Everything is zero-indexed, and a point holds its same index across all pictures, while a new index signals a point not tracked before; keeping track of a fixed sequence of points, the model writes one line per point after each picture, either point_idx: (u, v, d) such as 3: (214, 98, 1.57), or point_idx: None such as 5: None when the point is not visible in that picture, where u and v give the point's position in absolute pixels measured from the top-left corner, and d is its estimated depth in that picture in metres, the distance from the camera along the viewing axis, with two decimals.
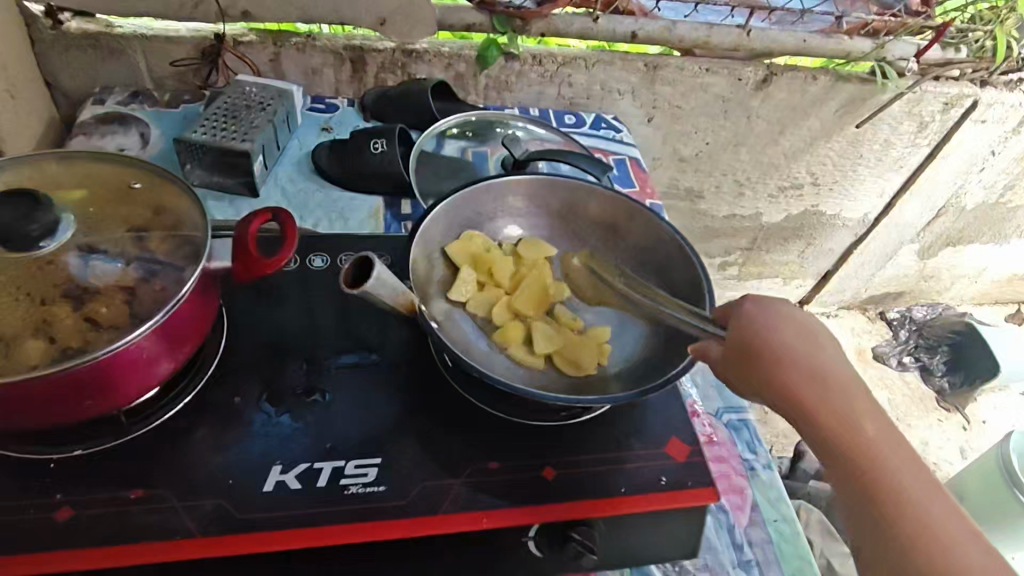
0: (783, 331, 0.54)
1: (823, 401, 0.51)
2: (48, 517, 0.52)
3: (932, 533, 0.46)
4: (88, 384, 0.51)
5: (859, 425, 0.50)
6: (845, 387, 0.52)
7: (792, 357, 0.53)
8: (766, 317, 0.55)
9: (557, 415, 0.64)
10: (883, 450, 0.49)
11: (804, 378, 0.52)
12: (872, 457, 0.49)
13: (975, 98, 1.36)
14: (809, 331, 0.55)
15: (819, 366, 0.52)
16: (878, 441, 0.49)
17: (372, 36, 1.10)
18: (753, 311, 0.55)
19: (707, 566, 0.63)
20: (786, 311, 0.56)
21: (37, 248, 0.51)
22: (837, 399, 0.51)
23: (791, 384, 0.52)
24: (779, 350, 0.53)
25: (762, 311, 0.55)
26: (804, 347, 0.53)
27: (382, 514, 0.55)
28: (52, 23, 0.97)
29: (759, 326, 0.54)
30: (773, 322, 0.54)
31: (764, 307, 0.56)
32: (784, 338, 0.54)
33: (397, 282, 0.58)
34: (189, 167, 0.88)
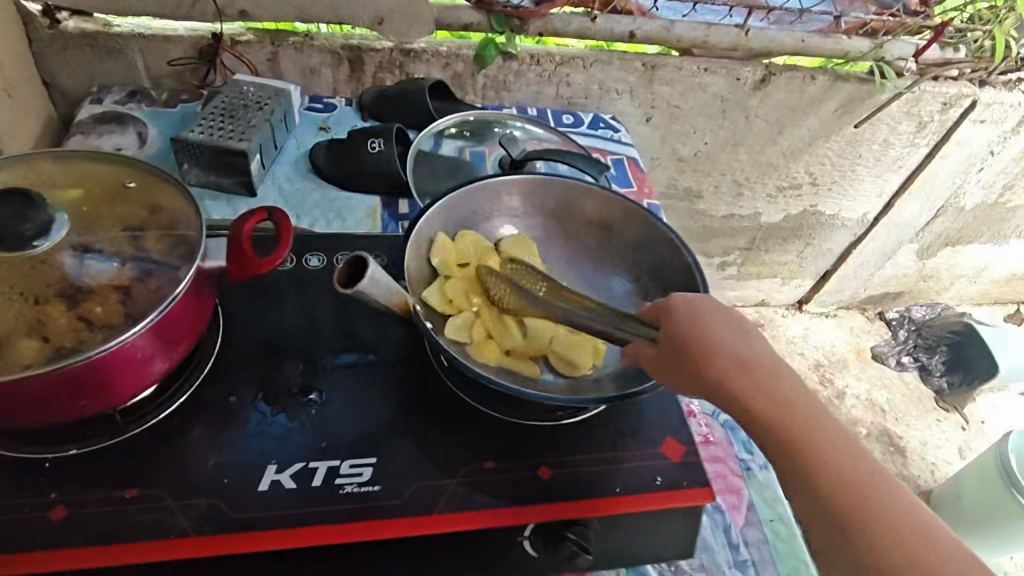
0: (712, 328, 0.56)
1: (756, 395, 0.53)
2: (43, 516, 0.52)
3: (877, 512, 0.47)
4: (82, 384, 0.51)
5: (794, 414, 0.52)
6: (774, 379, 0.54)
7: (723, 351, 0.54)
8: (697, 314, 0.56)
9: (552, 415, 0.64)
10: (842, 463, 0.50)
11: (737, 371, 0.54)
12: (808, 443, 0.51)
13: (974, 98, 1.35)
14: (736, 327, 0.57)
15: (745, 359, 0.55)
16: (813, 427, 0.51)
17: (370, 35, 1.10)
18: (683, 309, 0.57)
19: (703, 566, 0.63)
20: (711, 307, 0.57)
21: (31, 247, 0.51)
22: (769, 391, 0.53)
23: (727, 378, 0.53)
24: (709, 345, 0.54)
25: (690, 309, 0.57)
26: (736, 342, 0.55)
27: (377, 514, 0.55)
28: (50, 22, 0.96)
29: (692, 323, 0.56)
30: (704, 318, 0.56)
31: (691, 305, 0.57)
32: (714, 333, 0.55)
33: (390, 282, 0.59)
34: (186, 166, 0.88)
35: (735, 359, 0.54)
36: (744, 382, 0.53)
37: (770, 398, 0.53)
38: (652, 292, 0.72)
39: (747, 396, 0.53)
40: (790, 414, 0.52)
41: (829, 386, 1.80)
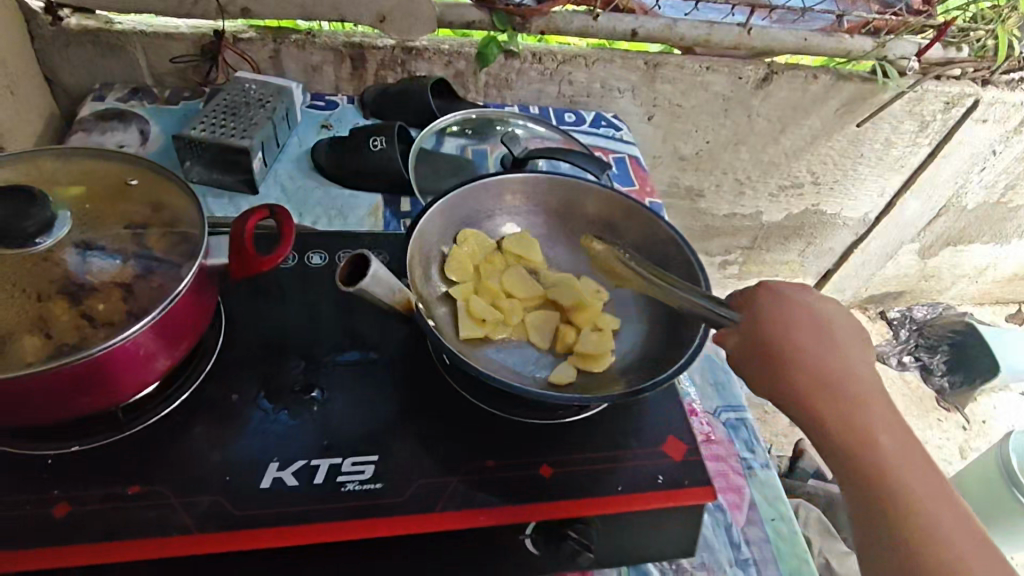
0: (798, 325, 0.60)
1: (827, 394, 0.57)
2: (45, 513, 0.52)
3: (918, 517, 0.52)
4: (86, 381, 0.51)
5: (865, 423, 0.55)
6: (854, 382, 0.57)
7: (805, 351, 0.58)
8: (784, 309, 0.60)
9: (554, 414, 0.64)
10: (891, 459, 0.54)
11: (814, 373, 0.58)
12: (870, 442, 0.55)
13: (976, 97, 1.35)
14: (823, 328, 0.60)
15: (828, 361, 0.58)
16: (881, 435, 0.55)
17: (372, 33, 1.10)
18: (768, 301, 0.61)
19: (705, 564, 0.63)
20: (799, 303, 0.61)
21: (33, 244, 0.51)
22: (842, 392, 0.57)
23: (802, 376, 0.57)
24: (789, 343, 0.58)
25: (780, 303, 0.61)
26: (817, 349, 0.59)
27: (378, 512, 0.55)
28: (52, 19, 0.97)
29: (775, 324, 0.59)
30: (788, 314, 0.60)
31: (783, 299, 0.61)
32: (798, 333, 0.59)
33: (392, 280, 0.59)
34: (189, 163, 0.88)
35: (815, 360, 0.58)
36: (819, 383, 0.57)
37: (842, 400, 0.56)
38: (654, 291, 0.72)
39: (818, 396, 0.57)
40: (859, 415, 0.56)
41: None
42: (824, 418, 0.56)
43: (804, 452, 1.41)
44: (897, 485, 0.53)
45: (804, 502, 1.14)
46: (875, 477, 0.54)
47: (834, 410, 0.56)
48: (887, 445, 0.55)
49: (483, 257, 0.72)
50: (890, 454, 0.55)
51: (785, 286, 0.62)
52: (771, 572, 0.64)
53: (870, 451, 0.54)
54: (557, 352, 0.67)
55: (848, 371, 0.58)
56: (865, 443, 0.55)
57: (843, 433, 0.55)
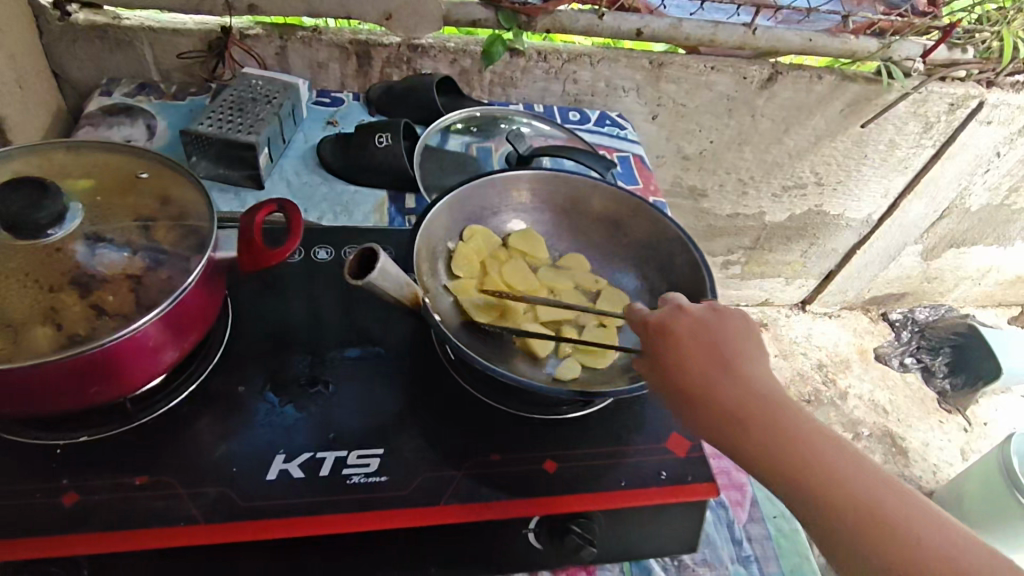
0: (695, 359, 0.51)
1: (750, 425, 0.48)
2: (54, 502, 0.52)
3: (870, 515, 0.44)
4: (94, 371, 0.51)
5: (795, 438, 0.47)
6: (776, 404, 0.49)
7: (712, 387, 0.50)
8: (680, 341, 0.52)
9: (559, 409, 0.64)
10: (823, 456, 0.47)
11: (728, 409, 0.49)
12: (813, 456, 0.47)
13: (981, 99, 1.36)
14: (723, 350, 0.52)
15: (742, 389, 0.50)
16: (812, 453, 0.47)
17: (378, 31, 1.10)
18: (656, 337, 0.53)
19: (706, 560, 0.64)
20: (693, 330, 0.53)
21: (45, 235, 0.51)
22: (767, 421, 0.48)
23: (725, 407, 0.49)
24: (698, 380, 0.50)
25: (671, 337, 0.52)
26: (714, 365, 0.51)
27: (381, 505, 0.55)
28: (60, 14, 0.97)
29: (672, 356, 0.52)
30: (688, 350, 0.51)
31: (672, 330, 0.53)
32: (699, 370, 0.51)
33: (400, 274, 0.58)
34: (195, 159, 0.88)
35: (728, 396, 0.50)
36: (736, 421, 0.49)
37: (767, 426, 0.48)
38: (659, 288, 0.72)
39: (746, 435, 0.48)
40: (793, 440, 0.47)
41: (830, 386, 1.80)
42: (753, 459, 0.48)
43: None
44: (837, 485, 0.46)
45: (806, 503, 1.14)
46: (831, 509, 0.45)
47: (763, 444, 0.48)
48: (831, 465, 0.46)
49: (489, 252, 0.72)
50: (831, 464, 0.46)
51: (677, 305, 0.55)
52: (772, 569, 0.64)
53: (804, 469, 0.46)
54: (558, 355, 0.67)
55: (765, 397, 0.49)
56: (805, 462, 0.46)
57: (783, 467, 0.47)
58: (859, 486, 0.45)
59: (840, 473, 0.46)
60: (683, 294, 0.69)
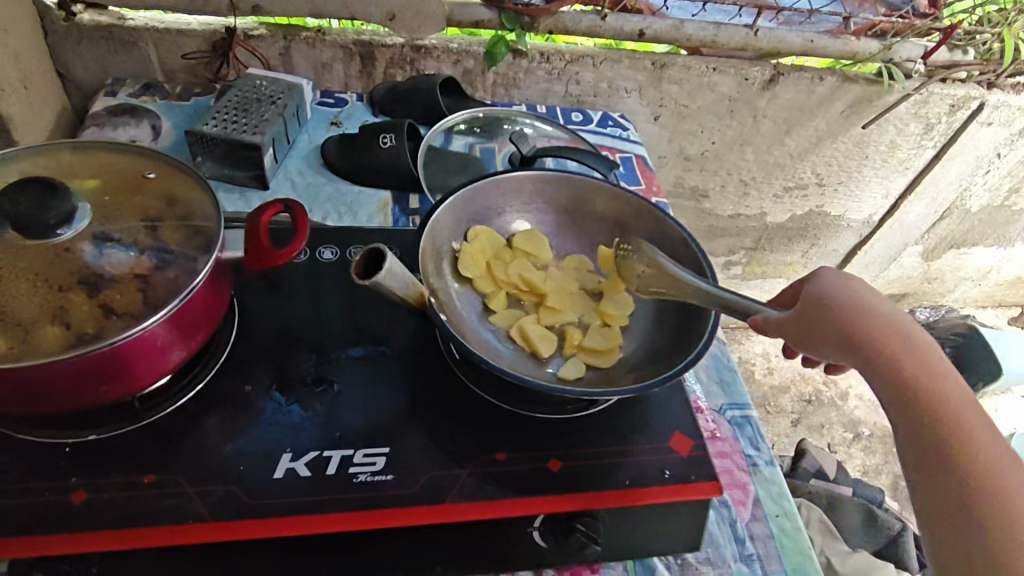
0: (876, 304, 0.57)
1: (892, 349, 0.54)
2: (63, 500, 0.53)
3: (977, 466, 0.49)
4: (103, 370, 0.52)
5: (940, 386, 0.52)
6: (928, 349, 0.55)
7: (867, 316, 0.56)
8: (853, 285, 0.59)
9: (563, 408, 0.65)
10: (951, 408, 0.51)
11: (878, 335, 0.55)
12: (942, 402, 0.52)
13: (982, 100, 1.36)
14: (895, 305, 0.58)
15: (892, 323, 0.56)
16: (959, 401, 0.52)
17: (381, 32, 1.10)
18: (832, 276, 0.59)
19: (709, 559, 0.64)
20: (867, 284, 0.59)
21: (54, 234, 0.52)
22: (915, 356, 0.54)
23: (865, 339, 0.55)
24: (857, 312, 0.56)
25: (846, 280, 0.59)
26: (888, 314, 0.56)
27: (388, 503, 0.56)
28: (65, 14, 0.98)
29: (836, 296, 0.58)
30: (856, 290, 0.58)
31: (849, 278, 0.59)
32: (862, 309, 0.56)
33: (407, 274, 0.59)
34: (200, 159, 0.89)
35: (883, 327, 0.56)
36: (886, 344, 0.55)
37: (909, 356, 0.54)
38: None
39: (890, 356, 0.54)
40: (929, 387, 0.52)
41: (831, 386, 1.81)
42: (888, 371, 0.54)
43: (806, 452, 1.39)
44: (956, 432, 0.50)
45: (806, 501, 1.14)
46: (942, 439, 0.50)
47: (908, 374, 0.53)
48: (957, 404, 0.51)
49: (494, 254, 0.72)
50: (960, 417, 0.51)
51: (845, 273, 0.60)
52: (775, 568, 0.65)
53: (934, 406, 0.52)
54: (563, 353, 0.66)
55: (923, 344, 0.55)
56: (935, 402, 0.52)
57: (918, 396, 0.52)
58: (980, 428, 0.50)
59: (962, 419, 0.51)
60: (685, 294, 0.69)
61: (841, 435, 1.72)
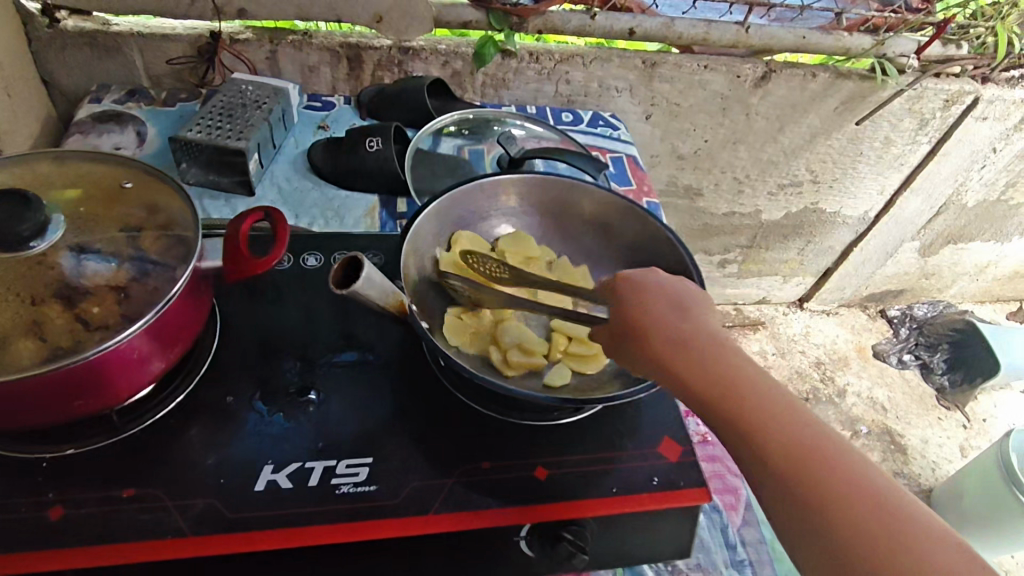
0: (660, 311, 0.53)
1: (687, 360, 0.50)
2: (41, 516, 0.52)
3: (812, 474, 0.43)
4: (79, 384, 0.51)
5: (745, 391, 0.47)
6: (726, 344, 0.51)
7: (663, 326, 0.52)
8: (645, 291, 0.55)
9: (549, 415, 0.64)
10: (766, 412, 0.46)
11: (677, 343, 0.51)
12: (756, 410, 0.46)
13: (976, 95, 1.35)
14: (681, 301, 0.54)
15: (688, 334, 0.51)
16: (766, 399, 0.47)
17: (369, 34, 1.10)
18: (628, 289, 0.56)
19: (700, 565, 0.63)
20: (657, 285, 0.55)
21: (28, 247, 0.51)
22: (711, 358, 0.49)
23: (663, 350, 0.51)
24: (648, 327, 0.52)
25: (638, 287, 0.55)
26: (676, 319, 0.52)
27: (372, 514, 0.55)
28: (49, 21, 0.97)
29: (635, 310, 0.54)
30: (646, 298, 0.54)
31: (642, 283, 0.56)
32: (656, 315, 0.53)
33: (385, 282, 0.58)
34: (185, 165, 0.88)
35: (680, 333, 0.51)
36: (682, 354, 0.50)
37: (712, 365, 0.49)
38: None
39: (689, 371, 0.49)
40: (737, 393, 0.47)
41: (829, 384, 1.80)
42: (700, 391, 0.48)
43: None
44: (781, 442, 0.45)
45: None
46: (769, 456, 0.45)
47: (710, 385, 0.48)
48: (770, 407, 0.47)
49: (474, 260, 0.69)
50: (776, 421, 0.46)
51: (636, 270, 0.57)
52: (767, 574, 0.64)
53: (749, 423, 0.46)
54: (550, 359, 0.65)
55: (717, 339, 0.51)
56: (743, 415, 0.46)
57: (727, 414, 0.47)
58: (797, 431, 0.45)
59: (774, 421, 0.46)
60: None
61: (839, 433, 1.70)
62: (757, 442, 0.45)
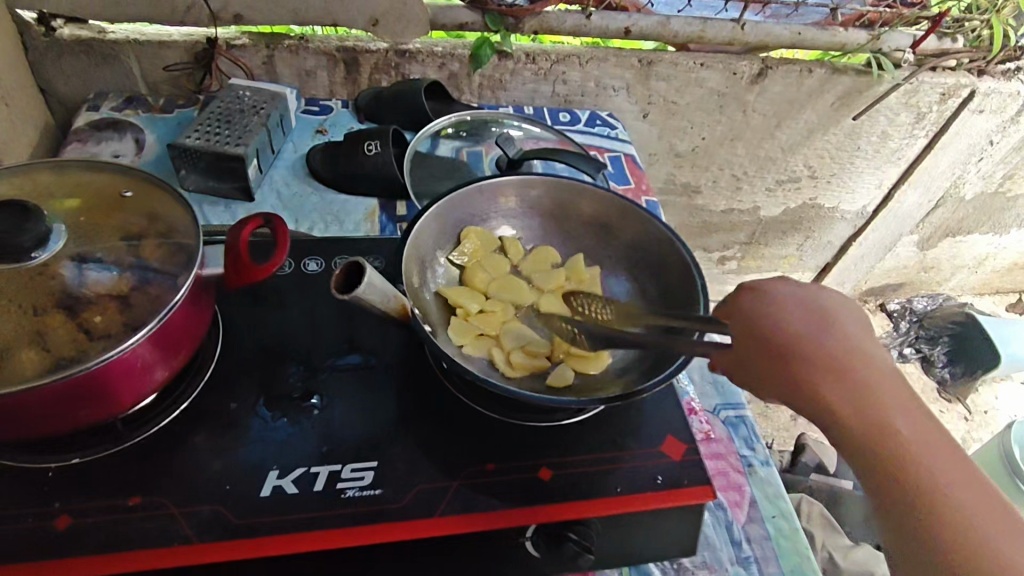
0: (799, 319, 0.62)
1: (826, 367, 0.58)
2: (47, 526, 0.52)
3: (926, 489, 0.53)
4: (83, 394, 0.51)
5: (879, 405, 0.57)
6: (856, 353, 0.60)
7: (807, 344, 0.60)
8: (772, 302, 0.63)
9: (552, 416, 0.64)
10: (899, 425, 0.56)
11: (821, 363, 0.59)
12: (891, 425, 0.56)
13: (973, 88, 1.35)
14: (824, 316, 0.62)
15: (831, 344, 0.60)
16: (895, 416, 0.56)
17: (365, 37, 1.10)
18: (761, 298, 0.64)
19: (706, 563, 0.63)
20: (793, 296, 0.64)
21: (29, 257, 0.51)
22: (856, 375, 0.58)
23: (807, 352, 0.59)
24: (788, 332, 0.61)
25: (772, 303, 0.63)
26: (812, 325, 0.61)
27: (377, 517, 0.55)
28: (45, 30, 0.97)
29: (771, 318, 0.62)
30: (779, 307, 0.63)
31: (776, 297, 0.64)
32: (798, 321, 0.62)
33: (386, 286, 0.58)
34: (184, 172, 0.88)
35: (819, 346, 0.60)
36: (824, 375, 0.58)
37: (850, 376, 0.58)
38: (651, 289, 0.71)
39: (831, 391, 0.57)
40: (876, 403, 0.57)
41: None
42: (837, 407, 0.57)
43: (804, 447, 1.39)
44: (908, 455, 0.54)
45: (806, 496, 1.14)
46: (903, 465, 0.54)
47: (849, 395, 0.57)
48: (904, 423, 0.56)
49: (484, 279, 0.71)
50: (907, 436, 0.55)
51: (775, 279, 0.66)
52: (772, 570, 0.64)
53: (878, 433, 0.55)
54: (553, 360, 0.65)
55: (851, 355, 0.59)
56: (876, 425, 0.56)
57: (861, 421, 0.56)
58: (919, 449, 0.55)
59: (901, 436, 0.55)
60: (673, 294, 0.68)
61: None
62: (879, 446, 0.55)
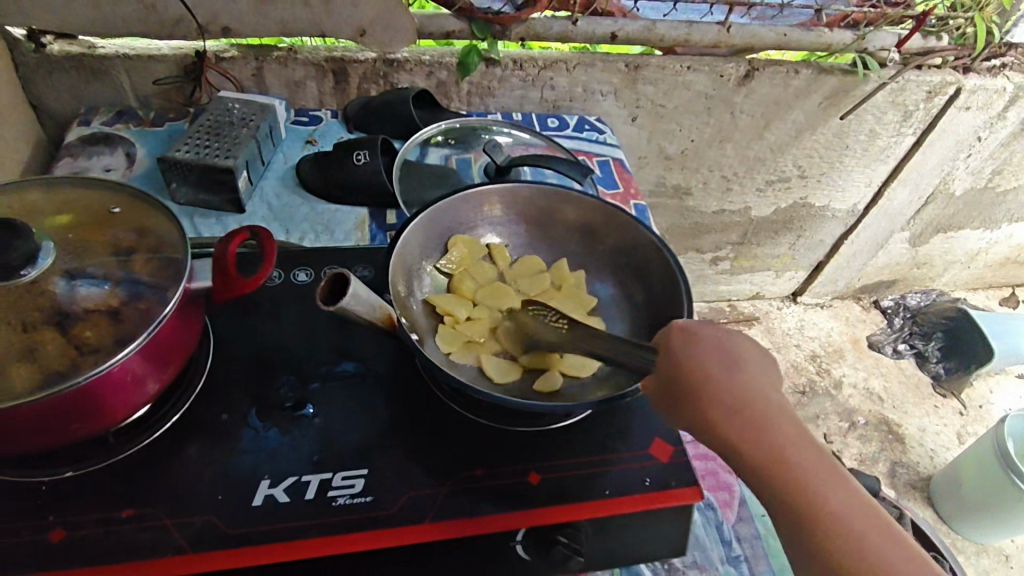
0: (715, 361, 0.54)
1: (739, 416, 0.52)
2: (42, 539, 0.53)
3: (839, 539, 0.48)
4: (74, 409, 0.52)
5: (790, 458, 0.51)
6: (771, 406, 0.53)
7: (721, 387, 0.53)
8: (694, 343, 0.55)
9: (539, 420, 0.65)
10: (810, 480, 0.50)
11: (735, 409, 0.53)
12: (803, 478, 0.50)
13: (958, 85, 1.36)
14: (738, 359, 0.55)
15: (746, 393, 0.53)
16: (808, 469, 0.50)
17: (353, 47, 1.11)
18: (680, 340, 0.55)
19: (696, 563, 0.64)
20: (713, 336, 0.55)
21: (19, 274, 0.52)
22: (762, 426, 0.52)
23: (719, 400, 0.53)
24: (703, 377, 0.53)
25: (695, 340, 0.55)
26: (726, 370, 0.54)
27: (368, 524, 0.56)
28: (35, 46, 0.98)
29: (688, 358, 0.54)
30: (702, 348, 0.54)
31: (697, 334, 0.55)
32: (716, 367, 0.53)
33: (371, 297, 0.59)
34: (174, 185, 0.88)
35: (737, 394, 0.53)
36: (739, 421, 0.52)
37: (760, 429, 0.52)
38: (636, 294, 0.72)
39: (745, 435, 0.52)
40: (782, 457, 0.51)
41: (825, 376, 1.81)
42: (747, 452, 0.52)
43: None
44: (819, 506, 0.49)
45: None
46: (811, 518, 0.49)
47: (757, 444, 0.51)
48: (811, 473, 0.50)
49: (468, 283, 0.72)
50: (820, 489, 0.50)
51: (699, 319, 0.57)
52: (762, 568, 0.64)
53: (791, 485, 0.50)
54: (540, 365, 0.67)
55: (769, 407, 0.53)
56: (782, 471, 0.50)
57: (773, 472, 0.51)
58: (831, 498, 0.49)
59: (813, 488, 0.50)
60: (659, 300, 0.69)
61: (837, 425, 1.71)
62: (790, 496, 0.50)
